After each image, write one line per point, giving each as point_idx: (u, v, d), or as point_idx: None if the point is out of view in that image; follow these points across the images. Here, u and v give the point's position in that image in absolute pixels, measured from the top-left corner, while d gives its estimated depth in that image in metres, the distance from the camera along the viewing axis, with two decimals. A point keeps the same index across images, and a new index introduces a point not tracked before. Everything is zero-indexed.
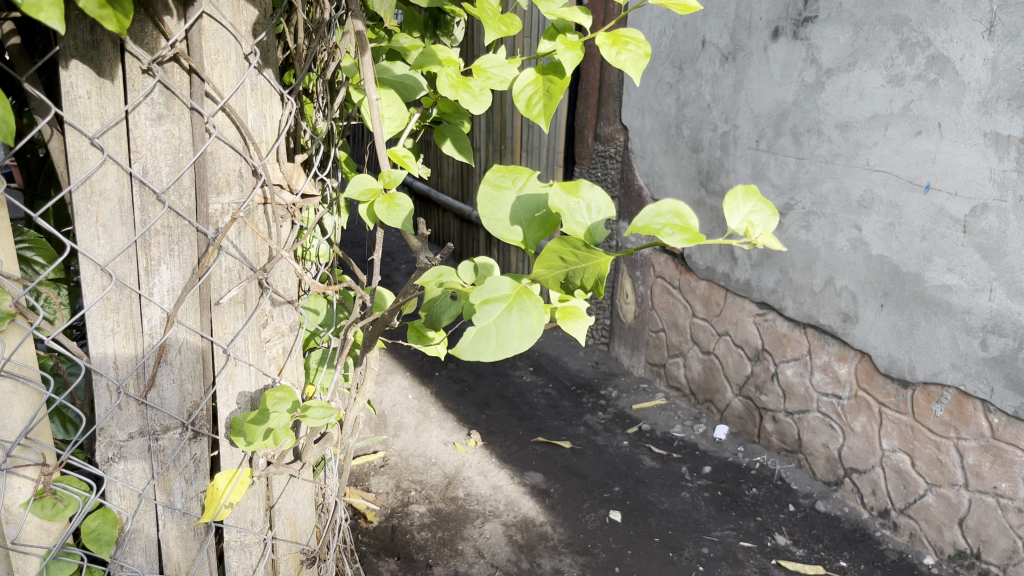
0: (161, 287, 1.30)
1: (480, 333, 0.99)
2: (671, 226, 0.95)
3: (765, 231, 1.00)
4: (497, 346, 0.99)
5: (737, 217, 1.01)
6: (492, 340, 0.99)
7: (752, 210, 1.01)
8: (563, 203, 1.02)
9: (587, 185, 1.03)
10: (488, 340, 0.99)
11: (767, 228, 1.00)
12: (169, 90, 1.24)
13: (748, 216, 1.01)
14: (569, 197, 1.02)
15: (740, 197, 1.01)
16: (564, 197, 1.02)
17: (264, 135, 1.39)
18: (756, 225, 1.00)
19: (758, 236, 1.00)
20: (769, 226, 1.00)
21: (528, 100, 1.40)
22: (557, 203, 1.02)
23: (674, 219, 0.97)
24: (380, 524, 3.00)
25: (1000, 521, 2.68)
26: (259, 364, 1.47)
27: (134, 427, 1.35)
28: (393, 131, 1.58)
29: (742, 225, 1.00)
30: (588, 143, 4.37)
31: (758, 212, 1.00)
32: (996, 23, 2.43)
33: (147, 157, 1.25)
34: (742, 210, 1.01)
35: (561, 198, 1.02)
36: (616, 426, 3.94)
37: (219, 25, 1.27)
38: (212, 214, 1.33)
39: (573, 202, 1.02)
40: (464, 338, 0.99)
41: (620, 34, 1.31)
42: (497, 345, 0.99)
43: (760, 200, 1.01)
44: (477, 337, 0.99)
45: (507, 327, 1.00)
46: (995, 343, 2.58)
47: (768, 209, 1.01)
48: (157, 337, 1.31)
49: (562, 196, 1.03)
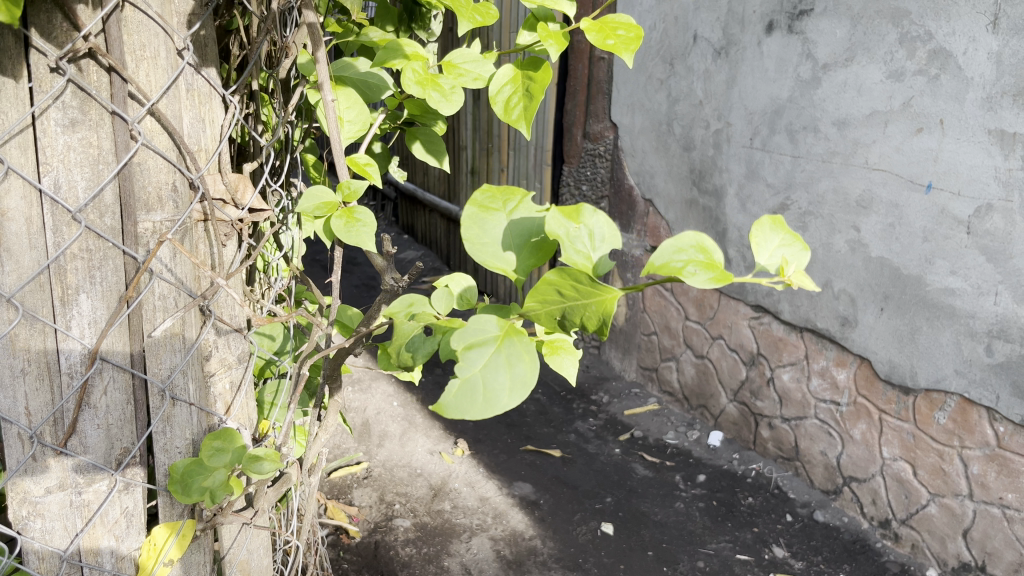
0: (81, 319, 1.12)
1: (464, 384, 0.81)
2: (693, 262, 0.78)
3: (798, 269, 0.83)
4: (484, 402, 0.80)
5: (766, 251, 0.83)
6: (478, 393, 0.81)
7: (782, 244, 0.84)
8: (562, 229, 0.83)
9: (590, 210, 0.84)
10: (474, 393, 0.80)
11: (800, 265, 0.83)
12: (84, 92, 1.07)
13: (778, 251, 0.84)
14: (569, 222, 0.83)
15: (768, 229, 0.84)
16: (564, 221, 0.84)
17: (202, 143, 1.24)
18: (789, 263, 0.82)
19: (792, 276, 0.82)
20: (803, 262, 0.83)
21: (506, 102, 1.23)
22: (556, 229, 0.83)
23: (698, 254, 0.79)
24: (363, 540, 2.83)
25: (1006, 533, 2.53)
26: (200, 403, 1.30)
27: (52, 481, 1.16)
28: (353, 137, 1.38)
29: (773, 261, 0.83)
30: (577, 142, 4.15)
31: (790, 246, 0.83)
32: (1000, 14, 2.28)
33: (59, 170, 1.07)
34: (771, 244, 0.83)
35: (559, 223, 0.83)
36: (607, 433, 3.77)
37: (143, 16, 1.11)
38: (141, 235, 1.16)
39: (574, 228, 0.83)
40: (446, 391, 0.80)
41: (607, 20, 1.14)
42: (485, 400, 0.80)
43: (791, 232, 0.84)
44: (461, 389, 0.80)
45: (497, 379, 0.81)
46: (1000, 348, 2.44)
47: (800, 243, 0.84)
48: (78, 377, 1.14)
49: (560, 221, 0.84)
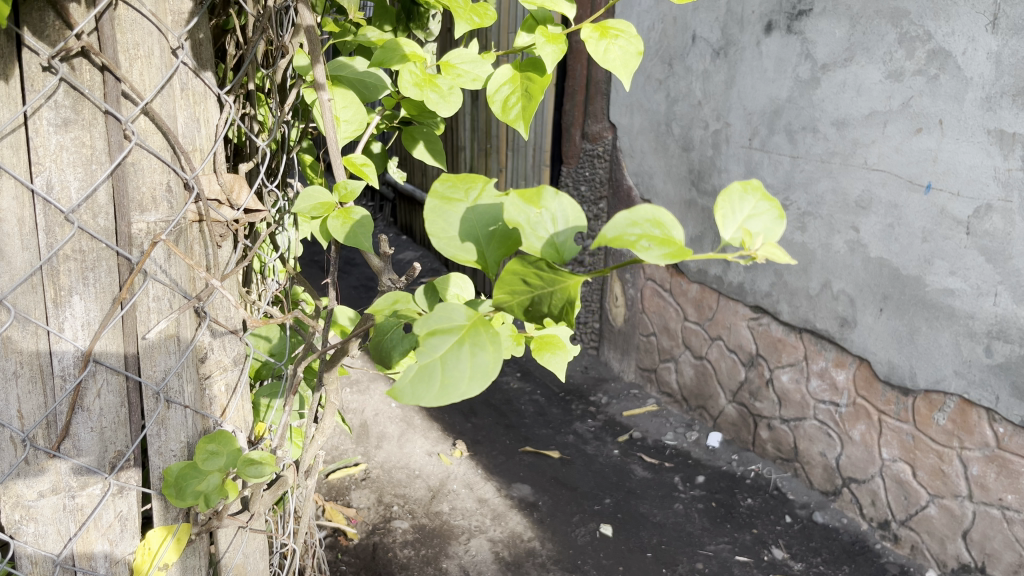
0: (74, 321, 1.11)
1: (422, 370, 0.78)
2: (648, 237, 0.75)
3: (768, 240, 0.79)
4: (441, 389, 0.77)
5: (732, 225, 0.79)
6: (436, 381, 0.78)
7: (750, 214, 0.80)
8: (522, 215, 0.81)
9: (550, 192, 0.81)
10: (431, 380, 0.77)
11: (770, 236, 0.79)
12: (76, 92, 1.06)
13: (745, 221, 0.80)
14: (528, 208, 0.81)
15: (736, 197, 0.80)
16: (523, 207, 0.81)
17: (197, 142, 1.22)
18: (756, 234, 0.79)
19: (758, 249, 0.78)
20: (773, 232, 0.79)
21: (504, 101, 1.21)
22: (514, 216, 0.80)
23: (653, 229, 0.75)
24: (361, 542, 2.82)
25: (1006, 534, 2.52)
26: (196, 406, 1.28)
27: (45, 485, 1.15)
28: (350, 136, 1.37)
29: (738, 235, 0.79)
30: (575, 142, 4.16)
31: (758, 217, 0.79)
32: (1000, 15, 2.28)
33: (52, 170, 1.06)
34: (739, 214, 0.80)
35: (518, 209, 0.81)
36: (605, 434, 3.76)
37: (137, 14, 1.10)
38: (135, 236, 1.15)
39: (534, 213, 0.81)
40: (402, 377, 0.77)
41: (607, 25, 1.13)
42: (442, 387, 0.77)
43: (762, 199, 0.81)
44: (417, 375, 0.78)
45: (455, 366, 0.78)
46: (1000, 349, 2.43)
47: (771, 211, 0.80)
48: (71, 380, 1.12)
49: (519, 207, 0.81)
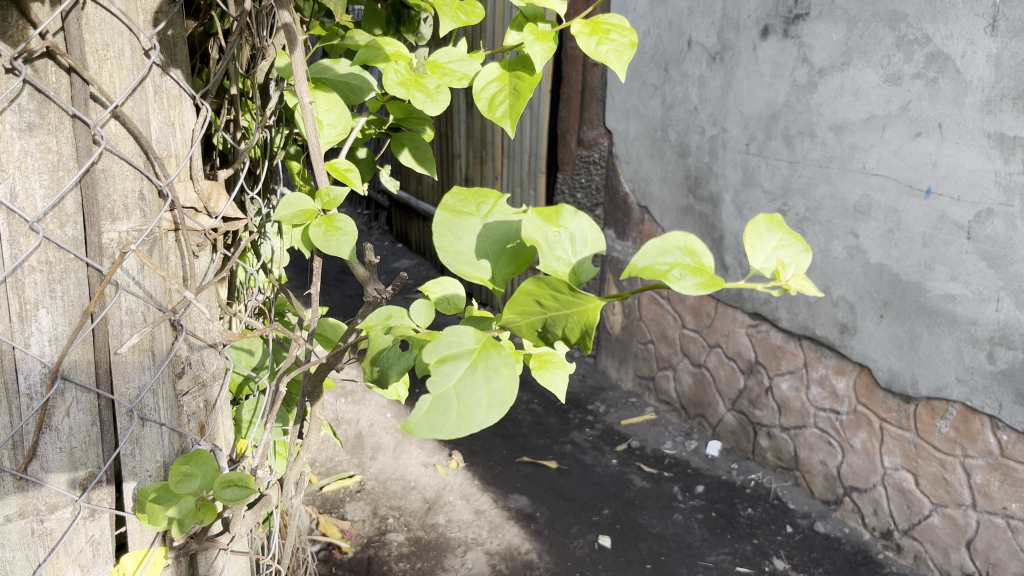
0: (40, 336, 1.06)
1: (437, 401, 0.72)
2: (680, 266, 0.71)
3: (798, 272, 0.76)
4: (458, 420, 0.72)
5: (761, 254, 0.76)
6: (452, 411, 0.72)
7: (778, 245, 0.76)
8: (540, 234, 0.76)
9: (569, 210, 0.77)
10: (447, 411, 0.72)
11: (799, 268, 0.76)
12: (41, 94, 1.00)
13: (773, 252, 0.76)
14: (547, 226, 0.76)
15: (764, 228, 0.77)
16: (541, 225, 0.76)
17: (172, 148, 1.17)
18: (786, 264, 0.76)
19: (789, 280, 0.75)
20: (803, 265, 0.76)
21: (490, 98, 1.15)
22: (532, 234, 0.76)
23: (685, 257, 0.72)
24: (356, 555, 2.77)
25: (1010, 544, 2.47)
26: (173, 423, 1.23)
27: (12, 508, 1.10)
28: (332, 141, 1.31)
29: (769, 264, 0.76)
30: (571, 148, 4.10)
31: (787, 247, 0.76)
32: (999, 17, 2.23)
33: (15, 177, 1.01)
34: (766, 245, 0.76)
35: (537, 226, 0.76)
36: (604, 444, 3.69)
37: (106, 13, 1.04)
38: (105, 245, 1.09)
39: (553, 232, 0.76)
40: (416, 410, 0.71)
41: (600, 21, 1.08)
42: (459, 418, 0.72)
43: (789, 231, 0.77)
44: (433, 407, 0.71)
45: (473, 395, 0.72)
46: (1003, 355, 2.38)
47: (799, 243, 0.77)
48: (37, 399, 1.07)
49: (537, 225, 0.76)
